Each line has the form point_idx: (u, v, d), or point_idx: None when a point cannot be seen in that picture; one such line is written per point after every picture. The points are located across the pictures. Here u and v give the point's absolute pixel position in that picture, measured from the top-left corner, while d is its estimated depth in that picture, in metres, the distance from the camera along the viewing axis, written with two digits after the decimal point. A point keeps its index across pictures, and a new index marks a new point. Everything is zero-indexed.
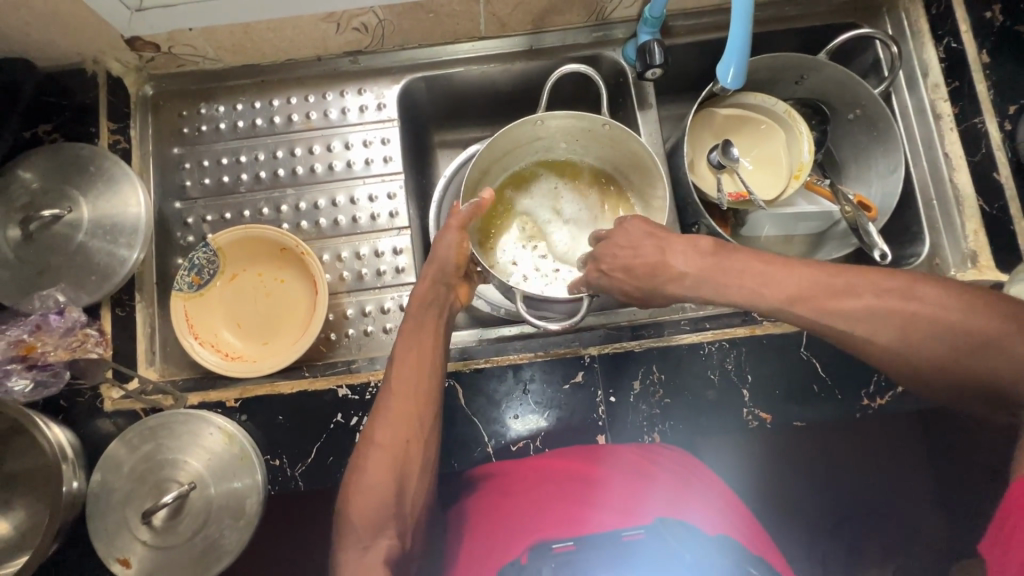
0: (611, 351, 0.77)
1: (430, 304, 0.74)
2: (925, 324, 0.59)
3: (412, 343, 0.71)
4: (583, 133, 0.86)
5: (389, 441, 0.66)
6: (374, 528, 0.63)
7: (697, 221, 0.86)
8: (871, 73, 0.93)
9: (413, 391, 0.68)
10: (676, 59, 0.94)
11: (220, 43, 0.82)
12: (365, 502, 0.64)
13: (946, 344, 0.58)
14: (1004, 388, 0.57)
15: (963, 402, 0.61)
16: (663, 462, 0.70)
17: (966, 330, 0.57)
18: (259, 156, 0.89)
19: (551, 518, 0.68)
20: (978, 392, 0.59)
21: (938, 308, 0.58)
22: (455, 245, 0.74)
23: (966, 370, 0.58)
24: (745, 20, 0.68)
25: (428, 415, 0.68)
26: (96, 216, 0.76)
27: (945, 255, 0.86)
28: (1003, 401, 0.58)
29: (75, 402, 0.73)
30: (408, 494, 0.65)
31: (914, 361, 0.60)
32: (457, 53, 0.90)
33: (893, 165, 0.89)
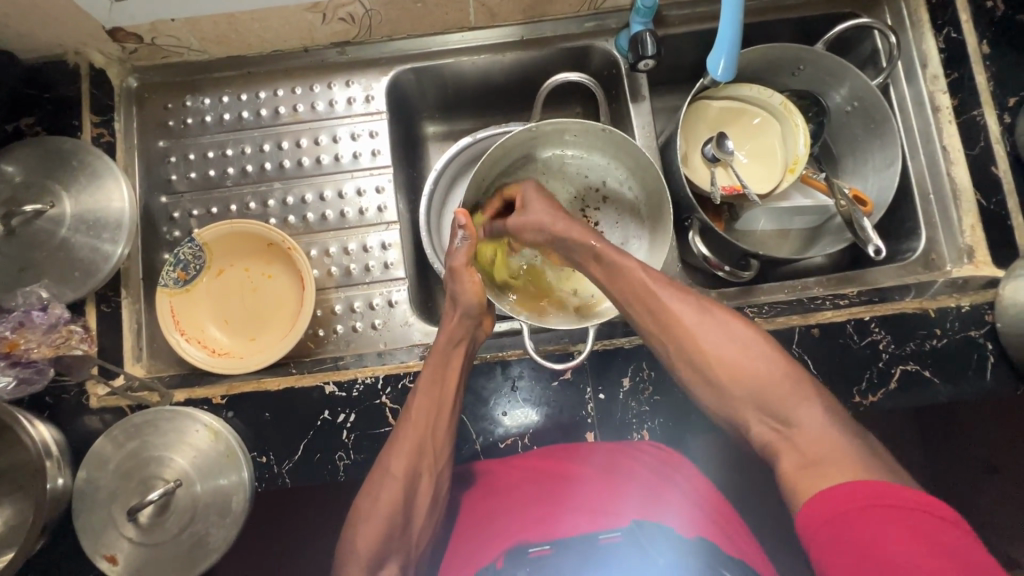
0: (600, 347, 0.76)
1: (454, 341, 0.73)
2: (720, 334, 0.65)
3: (434, 376, 0.70)
4: (583, 136, 0.84)
5: (401, 472, 0.66)
6: (377, 552, 0.64)
7: (689, 215, 0.86)
8: (869, 65, 0.91)
9: (427, 425, 0.69)
10: (670, 49, 0.93)
11: (203, 34, 0.80)
12: (372, 529, 0.65)
13: (735, 351, 0.64)
14: (768, 399, 0.61)
15: (736, 412, 0.63)
16: (645, 461, 0.69)
17: (750, 344, 0.64)
18: (246, 150, 0.88)
19: (523, 519, 0.65)
20: (746, 401, 0.62)
21: (731, 317, 0.67)
22: (470, 284, 0.75)
23: (745, 377, 0.63)
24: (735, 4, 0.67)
25: (444, 452, 0.69)
26: (79, 212, 0.75)
27: (941, 250, 0.85)
28: (767, 412, 0.61)
29: (60, 398, 0.73)
30: (415, 521, 0.67)
31: (702, 354, 0.65)
32: (447, 44, 0.88)
33: (890, 159, 0.87)
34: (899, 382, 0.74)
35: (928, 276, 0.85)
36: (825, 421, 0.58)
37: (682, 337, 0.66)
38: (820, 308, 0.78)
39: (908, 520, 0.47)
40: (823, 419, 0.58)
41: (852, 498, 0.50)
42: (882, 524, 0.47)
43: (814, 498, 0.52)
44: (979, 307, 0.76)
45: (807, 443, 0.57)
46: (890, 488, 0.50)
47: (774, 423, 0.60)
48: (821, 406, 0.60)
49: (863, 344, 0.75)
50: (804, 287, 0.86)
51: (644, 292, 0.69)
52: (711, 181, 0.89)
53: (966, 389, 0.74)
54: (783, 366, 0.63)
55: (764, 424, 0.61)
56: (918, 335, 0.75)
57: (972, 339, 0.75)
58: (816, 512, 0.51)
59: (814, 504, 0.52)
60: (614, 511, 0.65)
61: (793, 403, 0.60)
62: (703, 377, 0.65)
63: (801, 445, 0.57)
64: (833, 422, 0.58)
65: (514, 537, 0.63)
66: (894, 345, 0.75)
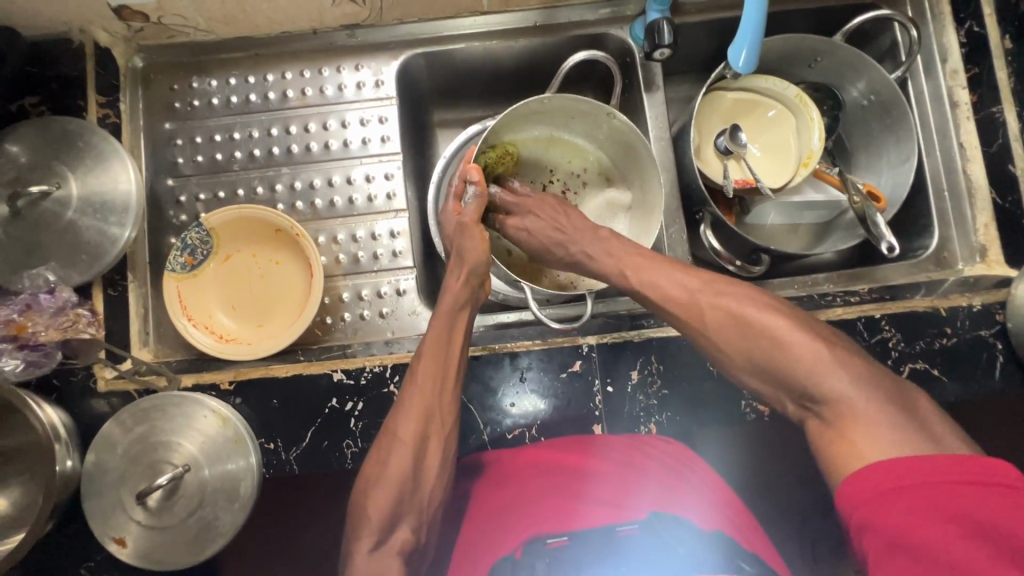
0: (609, 341, 0.76)
1: (458, 304, 0.73)
2: (735, 312, 0.63)
3: (440, 335, 0.70)
4: (585, 118, 0.85)
5: (410, 434, 0.65)
6: (390, 518, 0.62)
7: (701, 209, 0.86)
8: (887, 57, 0.90)
9: (434, 379, 0.68)
10: (684, 38, 0.91)
11: (210, 13, 0.79)
12: (382, 496, 0.62)
13: (739, 330, 0.62)
14: (789, 372, 0.59)
15: (771, 398, 0.62)
16: (656, 454, 0.70)
17: (774, 322, 0.61)
18: (253, 133, 0.87)
19: (538, 508, 0.66)
20: (765, 376, 0.61)
21: (735, 299, 0.64)
22: (478, 240, 0.76)
23: (767, 360, 0.61)
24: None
25: (448, 411, 0.68)
26: (86, 193, 0.74)
27: (953, 248, 0.84)
28: (803, 395, 0.59)
29: (68, 381, 0.73)
30: (423, 485, 0.64)
31: (714, 341, 0.64)
32: (458, 29, 0.87)
33: (905, 154, 0.86)
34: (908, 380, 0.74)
35: (940, 274, 0.84)
36: (853, 389, 0.56)
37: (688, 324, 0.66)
38: (831, 304, 0.78)
39: (951, 495, 0.47)
40: (853, 387, 0.56)
41: (886, 482, 0.49)
42: (917, 507, 0.47)
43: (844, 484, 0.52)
44: (990, 306, 0.76)
45: (837, 413, 0.56)
46: (927, 462, 0.49)
47: (803, 399, 0.59)
48: (851, 372, 0.57)
49: (873, 341, 0.75)
50: (814, 283, 0.85)
51: (654, 294, 0.68)
52: (723, 174, 0.88)
53: (975, 388, 0.74)
54: (804, 340, 0.60)
55: (793, 401, 0.60)
56: (928, 334, 0.75)
57: (982, 338, 0.75)
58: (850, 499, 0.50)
59: (847, 490, 0.51)
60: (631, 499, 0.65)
61: (820, 372, 0.57)
62: (722, 359, 0.65)
63: (828, 415, 0.56)
64: (861, 391, 0.55)
65: (529, 526, 0.63)
66: (904, 343, 0.75)
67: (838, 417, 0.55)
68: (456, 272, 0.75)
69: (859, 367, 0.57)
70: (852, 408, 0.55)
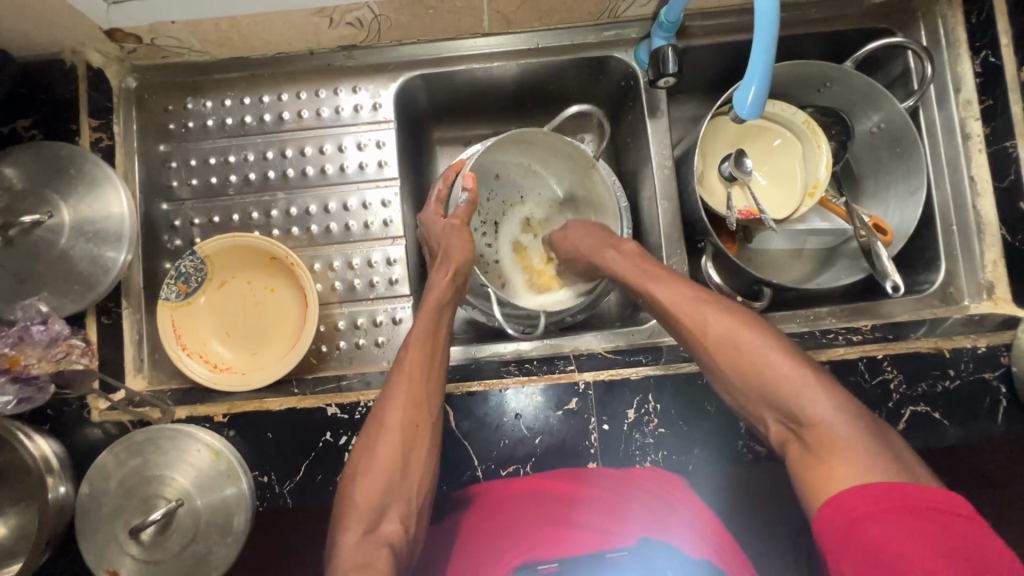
0: (606, 378, 0.75)
1: (444, 299, 0.75)
2: (731, 330, 0.63)
3: (426, 329, 0.73)
4: (563, 161, 0.91)
5: (398, 422, 0.67)
6: (380, 506, 0.64)
7: (704, 239, 0.84)
8: (897, 85, 0.88)
9: (422, 365, 0.70)
10: (690, 61, 0.89)
11: (204, 35, 0.77)
12: (372, 486, 0.64)
13: (734, 349, 0.62)
14: (774, 393, 0.59)
15: (755, 419, 0.62)
16: (646, 484, 0.72)
17: (768, 347, 0.61)
18: (248, 156, 0.85)
19: (534, 537, 0.72)
20: (751, 395, 0.61)
21: (728, 320, 0.64)
22: (460, 238, 0.79)
23: (755, 379, 0.60)
24: (773, 18, 0.57)
25: (435, 398, 0.69)
26: (79, 222, 0.73)
27: (959, 283, 0.83)
28: (783, 414, 0.58)
29: (61, 411, 0.72)
30: (412, 477, 0.66)
31: (705, 353, 0.64)
32: (459, 50, 0.85)
33: (913, 187, 0.84)
34: (908, 422, 0.73)
35: (946, 311, 0.82)
36: (837, 417, 0.55)
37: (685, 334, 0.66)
38: (833, 344, 0.77)
39: (924, 522, 0.46)
40: (838, 416, 0.56)
41: (864, 505, 0.49)
42: (893, 528, 0.46)
43: (825, 507, 0.51)
44: (995, 348, 0.74)
45: (817, 438, 0.55)
46: (907, 488, 0.49)
47: (786, 420, 0.58)
48: (836, 401, 0.57)
49: (874, 383, 0.74)
50: (817, 317, 0.84)
51: (660, 297, 0.70)
52: (726, 203, 0.86)
53: (977, 433, 0.73)
54: (790, 364, 0.60)
55: (776, 420, 0.59)
56: (931, 375, 0.74)
57: (985, 381, 0.74)
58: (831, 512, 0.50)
59: (828, 510, 0.51)
60: (620, 526, 0.72)
61: (803, 397, 0.57)
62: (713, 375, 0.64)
63: (810, 441, 0.56)
64: (844, 418, 0.55)
65: (524, 553, 0.71)
66: (905, 385, 0.74)
67: (819, 445, 0.55)
68: (444, 265, 0.78)
69: (843, 397, 0.57)
70: (835, 439, 0.54)
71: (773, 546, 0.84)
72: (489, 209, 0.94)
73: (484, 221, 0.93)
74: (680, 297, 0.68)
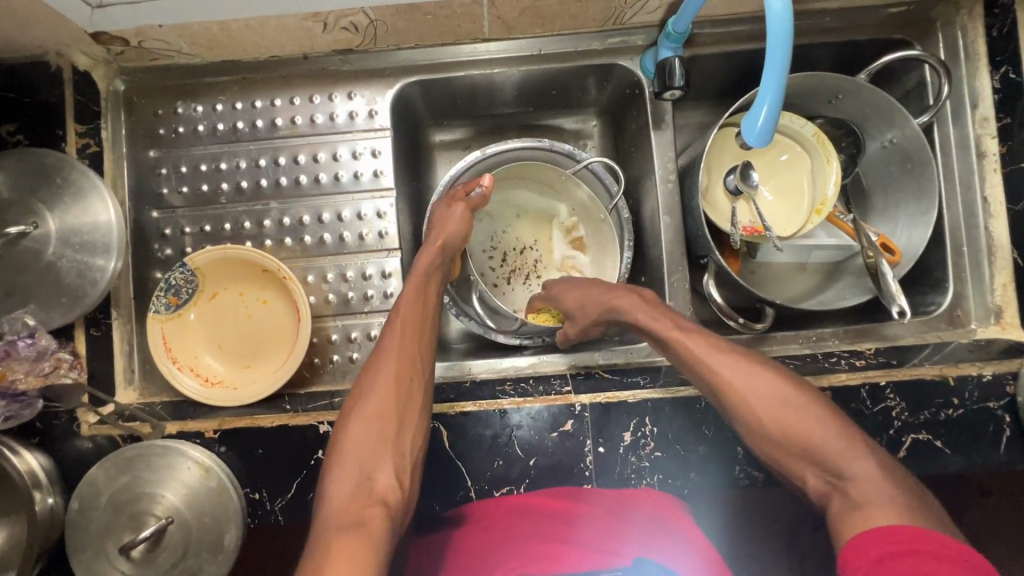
0: (603, 401, 0.73)
1: (432, 264, 0.75)
2: (766, 389, 0.62)
3: (416, 291, 0.73)
4: (580, 205, 0.92)
5: (390, 377, 0.65)
6: (372, 461, 0.61)
7: (707, 255, 0.82)
8: (912, 98, 0.85)
9: (413, 327, 0.70)
10: (698, 70, 0.86)
11: (193, 39, 0.74)
12: (364, 436, 0.62)
13: (779, 406, 0.61)
14: (815, 450, 0.59)
15: (794, 472, 0.60)
16: (642, 505, 0.70)
17: (805, 402, 0.61)
18: (240, 163, 0.83)
19: (528, 552, 0.69)
20: (792, 452, 0.60)
21: (766, 387, 0.62)
22: (460, 213, 0.79)
23: (797, 436, 0.60)
24: (785, 39, 0.54)
25: (426, 358, 0.69)
26: (66, 232, 0.72)
27: (967, 306, 0.81)
28: (820, 465, 0.58)
29: (50, 425, 0.71)
30: (406, 427, 0.64)
31: (742, 408, 0.63)
32: (459, 56, 0.82)
33: (924, 206, 0.82)
34: (909, 451, 0.72)
35: (951, 334, 0.81)
36: (879, 472, 0.56)
37: (722, 394, 0.64)
38: (835, 369, 0.75)
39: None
40: (878, 473, 0.56)
41: (902, 540, 0.50)
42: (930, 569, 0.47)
43: (869, 531, 0.52)
44: (1002, 377, 0.72)
45: (862, 493, 0.55)
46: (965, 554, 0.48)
47: (828, 475, 0.58)
48: (876, 461, 0.57)
49: (876, 410, 0.72)
50: (820, 338, 0.82)
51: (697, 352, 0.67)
52: (731, 219, 0.84)
53: (979, 463, 0.71)
54: (829, 420, 0.60)
55: (817, 475, 0.59)
56: (934, 403, 0.72)
57: (989, 410, 0.72)
58: (876, 531, 0.51)
59: (871, 535, 0.51)
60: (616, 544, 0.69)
61: (846, 454, 0.58)
62: (752, 434, 0.62)
63: (854, 496, 0.55)
64: (886, 476, 0.56)
65: (518, 568, 0.67)
66: (908, 413, 0.72)
67: (865, 499, 0.54)
68: (434, 235, 0.78)
69: (882, 457, 0.58)
70: (878, 494, 0.54)
71: (767, 566, 0.84)
72: (501, 236, 0.95)
73: (494, 244, 0.95)
74: (714, 345, 0.67)
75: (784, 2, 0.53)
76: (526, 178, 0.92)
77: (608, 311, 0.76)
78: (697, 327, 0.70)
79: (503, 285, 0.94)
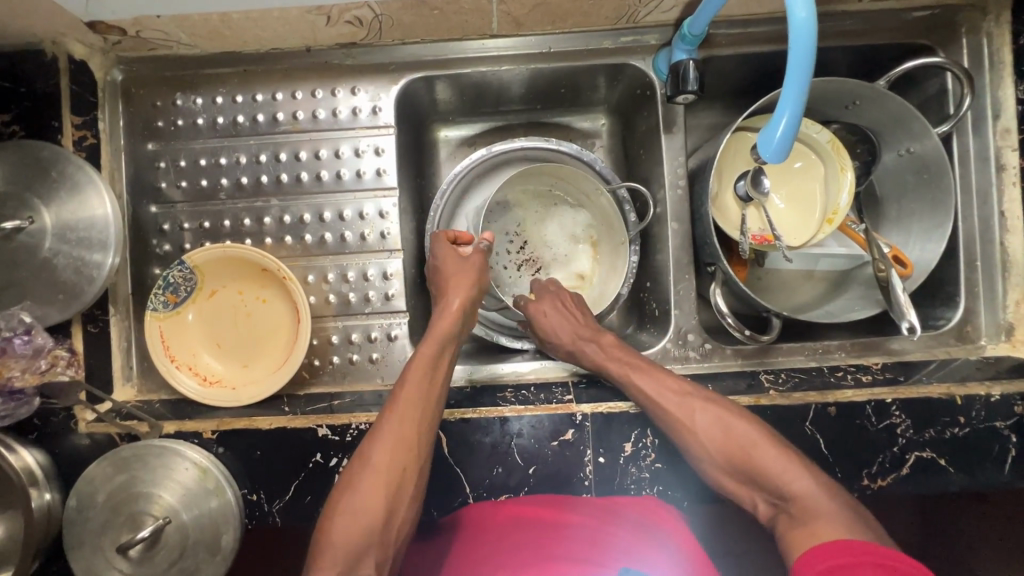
0: (604, 411, 0.72)
1: (446, 337, 0.72)
2: (716, 422, 0.68)
3: (424, 371, 0.69)
4: (602, 215, 0.89)
5: (384, 466, 0.64)
6: (355, 552, 0.61)
7: (714, 263, 0.80)
8: (932, 106, 0.82)
9: (417, 409, 0.67)
10: (712, 71, 0.83)
11: (194, 30, 0.71)
12: (353, 525, 0.62)
13: (725, 436, 0.67)
14: (762, 476, 0.65)
15: (742, 494, 0.67)
16: (628, 512, 0.71)
17: (752, 430, 0.66)
18: (240, 159, 0.81)
19: (515, 562, 0.70)
20: (739, 476, 0.67)
21: (713, 421, 0.68)
22: (466, 273, 0.77)
23: (745, 460, 0.66)
24: (809, 50, 0.52)
25: (425, 444, 0.66)
26: (62, 227, 0.70)
27: (978, 322, 0.80)
28: (766, 487, 0.65)
29: (48, 421, 0.71)
30: (396, 516, 0.64)
31: (694, 442, 0.68)
32: (466, 51, 0.79)
33: (938, 219, 0.80)
34: (912, 468, 0.71)
35: (960, 350, 0.80)
36: (817, 492, 0.62)
37: (674, 427, 0.69)
38: (841, 385, 0.74)
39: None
40: (819, 490, 0.62)
41: (854, 553, 0.54)
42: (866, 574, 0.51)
43: (847, 540, 0.56)
44: (1010, 397, 0.71)
45: (803, 510, 0.61)
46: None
47: (774, 498, 0.65)
48: (816, 477, 0.63)
49: (881, 427, 0.71)
50: (826, 351, 0.81)
51: (649, 392, 0.72)
52: (740, 227, 0.82)
53: (983, 483, 0.71)
54: (772, 447, 0.65)
55: (764, 499, 0.66)
56: (940, 422, 0.71)
57: (995, 430, 0.71)
58: (849, 542, 0.55)
59: (844, 542, 0.55)
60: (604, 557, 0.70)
61: (787, 476, 0.63)
62: (705, 461, 0.68)
63: (797, 513, 0.62)
64: (826, 493, 0.62)
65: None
66: (912, 431, 0.71)
67: (808, 515, 0.61)
68: (454, 296, 0.75)
69: (821, 474, 0.64)
70: (822, 507, 0.60)
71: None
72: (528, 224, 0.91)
73: (519, 231, 0.91)
74: (663, 379, 0.73)
75: (808, 11, 0.51)
76: (558, 177, 0.89)
77: (578, 356, 0.80)
78: (657, 366, 0.75)
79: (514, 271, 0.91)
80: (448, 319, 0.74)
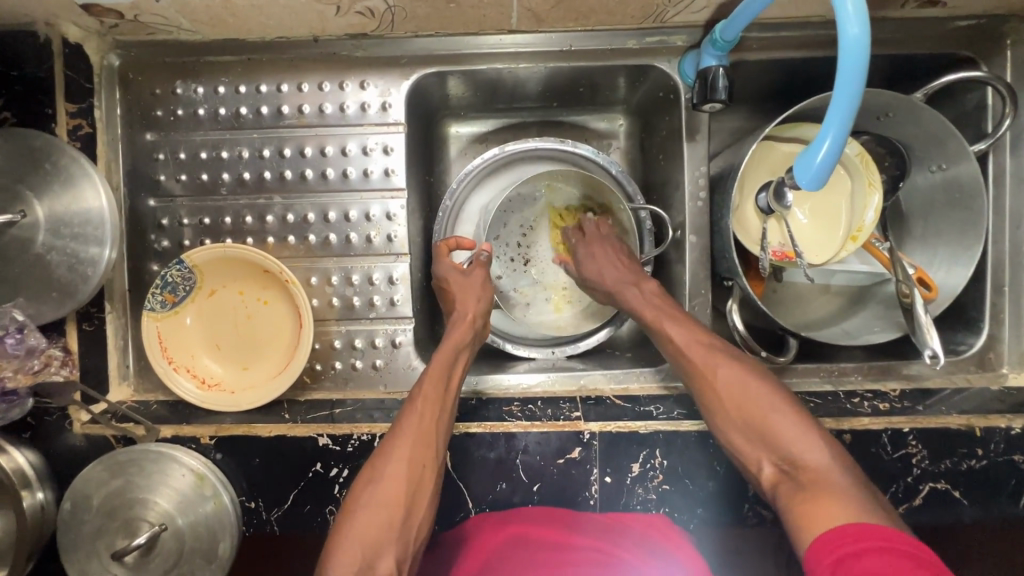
0: (613, 430, 0.70)
1: (465, 341, 0.72)
2: (733, 380, 0.63)
3: (440, 371, 0.68)
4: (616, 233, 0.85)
5: (405, 458, 0.62)
6: (373, 547, 0.57)
7: (732, 278, 0.77)
8: (969, 121, 0.78)
9: (435, 406, 0.65)
10: (740, 76, 0.79)
11: (195, 17, 0.67)
12: (372, 516, 0.58)
13: (743, 394, 0.62)
14: (773, 438, 0.59)
15: (746, 456, 0.61)
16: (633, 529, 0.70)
17: (764, 393, 0.62)
18: (242, 153, 0.78)
19: None
20: (747, 436, 0.61)
21: (735, 373, 0.64)
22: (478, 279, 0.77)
23: (760, 420, 0.60)
24: (860, 68, 0.48)
25: (443, 443, 0.64)
26: (54, 222, 0.67)
27: (1001, 350, 0.77)
28: (776, 452, 0.58)
29: (42, 421, 0.69)
30: (415, 515, 0.60)
31: (714, 394, 0.64)
32: (482, 47, 0.75)
33: (967, 240, 0.77)
34: (925, 499, 0.69)
35: (981, 378, 0.78)
36: (830, 461, 0.55)
37: (695, 376, 0.66)
38: (858, 412, 0.72)
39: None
40: (831, 460, 0.56)
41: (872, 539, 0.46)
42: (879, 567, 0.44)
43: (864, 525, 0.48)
44: None
45: (813, 479, 0.55)
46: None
47: (781, 463, 0.58)
48: (827, 442, 0.57)
49: (896, 457, 0.69)
50: (841, 373, 0.79)
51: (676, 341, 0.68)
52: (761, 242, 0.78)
53: (997, 516, 0.69)
54: (788, 410, 0.60)
55: (771, 464, 0.59)
56: (957, 453, 0.69)
57: (1014, 463, 0.69)
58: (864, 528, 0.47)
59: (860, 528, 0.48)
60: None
61: (800, 444, 0.57)
62: (716, 417, 0.63)
63: (804, 481, 0.55)
64: (839, 464, 0.55)
65: None
66: (928, 461, 0.69)
67: (813, 482, 0.54)
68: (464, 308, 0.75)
69: (838, 446, 0.58)
70: (830, 479, 0.54)
71: None
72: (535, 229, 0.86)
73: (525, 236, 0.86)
74: (693, 329, 0.69)
75: (862, 27, 0.47)
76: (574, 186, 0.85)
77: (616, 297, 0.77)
78: (690, 318, 0.71)
79: (517, 277, 0.86)
80: (465, 326, 0.74)
